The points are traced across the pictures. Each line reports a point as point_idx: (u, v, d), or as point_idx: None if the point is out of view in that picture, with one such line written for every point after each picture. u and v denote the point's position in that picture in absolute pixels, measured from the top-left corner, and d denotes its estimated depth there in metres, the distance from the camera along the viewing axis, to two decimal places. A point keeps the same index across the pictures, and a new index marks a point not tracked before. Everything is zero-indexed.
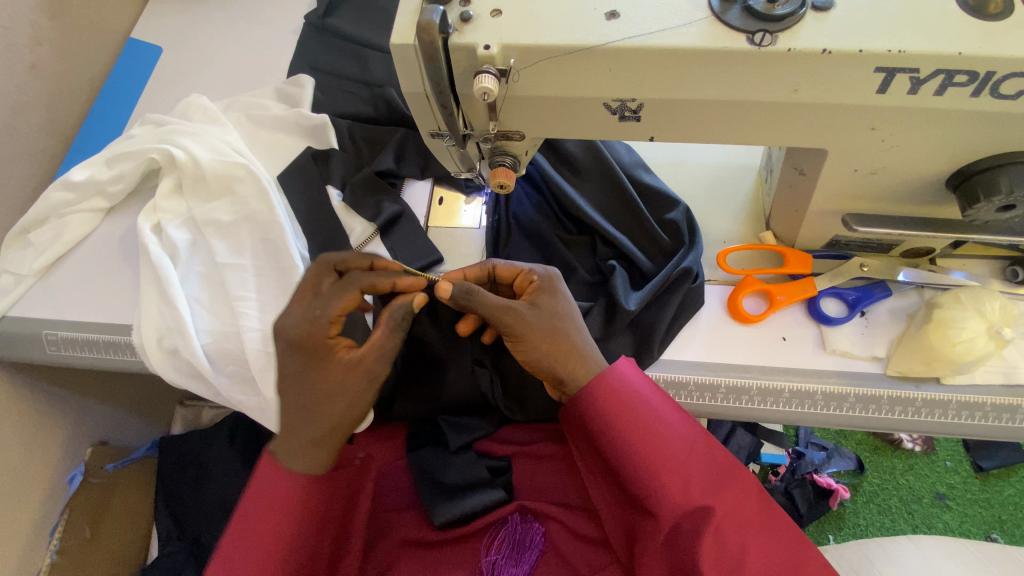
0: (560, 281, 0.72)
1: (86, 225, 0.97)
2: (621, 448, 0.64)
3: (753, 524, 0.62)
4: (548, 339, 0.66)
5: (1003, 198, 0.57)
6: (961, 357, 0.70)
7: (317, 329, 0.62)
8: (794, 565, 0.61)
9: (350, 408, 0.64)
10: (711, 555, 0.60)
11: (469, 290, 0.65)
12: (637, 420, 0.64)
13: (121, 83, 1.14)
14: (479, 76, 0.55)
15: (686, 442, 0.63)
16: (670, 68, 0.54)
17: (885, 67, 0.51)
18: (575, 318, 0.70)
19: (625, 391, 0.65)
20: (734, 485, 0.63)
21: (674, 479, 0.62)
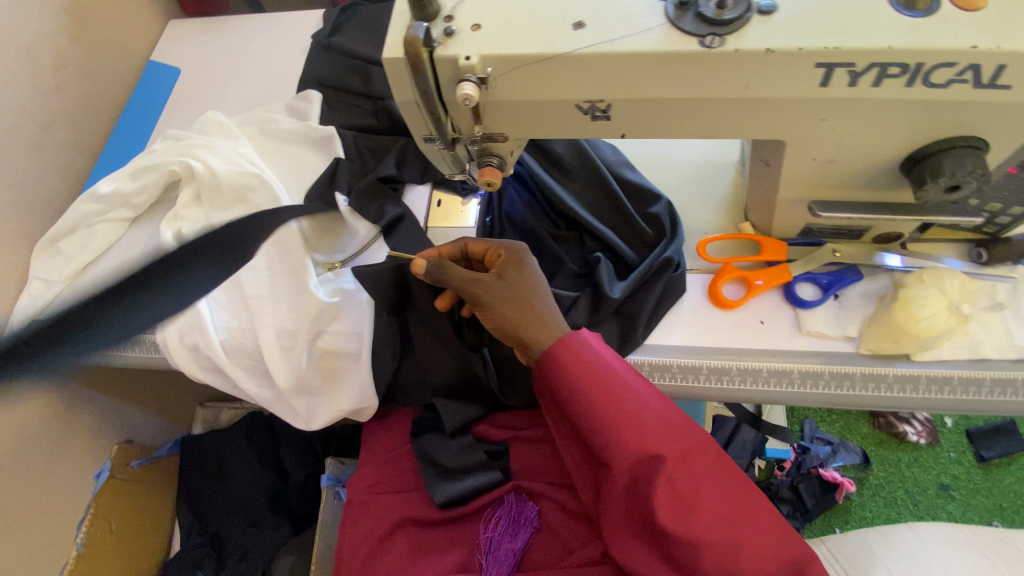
0: (527, 253, 0.78)
1: (112, 234, 1.05)
2: (581, 405, 0.70)
3: (707, 474, 0.66)
4: (513, 306, 0.73)
5: (948, 179, 0.62)
6: (925, 332, 0.74)
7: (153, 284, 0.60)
8: (746, 512, 0.65)
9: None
10: (666, 501, 0.64)
11: (439, 265, 0.73)
12: (596, 379, 0.69)
13: (144, 103, 1.24)
14: (461, 84, 0.62)
15: (642, 399, 0.68)
16: (630, 70, 0.60)
17: (823, 63, 0.56)
18: (541, 287, 0.76)
19: (585, 354, 0.71)
20: (688, 438, 0.67)
21: (630, 430, 0.67)
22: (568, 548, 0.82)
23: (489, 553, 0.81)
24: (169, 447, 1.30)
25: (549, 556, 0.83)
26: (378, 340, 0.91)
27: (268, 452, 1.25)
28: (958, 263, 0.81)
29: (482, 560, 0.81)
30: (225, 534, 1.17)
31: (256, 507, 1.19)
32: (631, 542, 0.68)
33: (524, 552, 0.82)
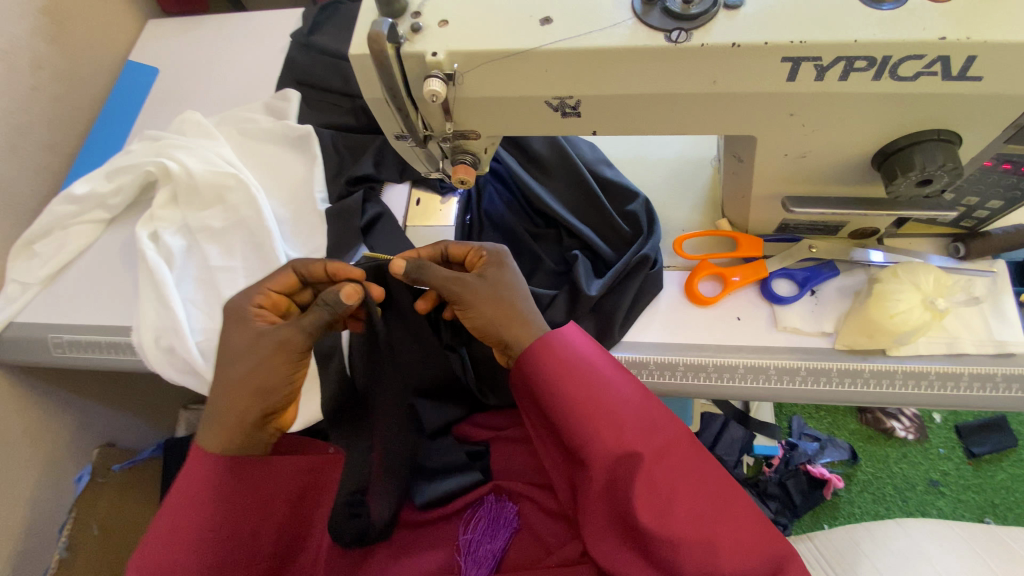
0: (508, 256, 0.78)
1: (88, 236, 1.04)
2: (560, 403, 0.68)
3: (686, 471, 0.66)
4: (494, 305, 0.73)
5: (918, 173, 0.62)
6: (899, 327, 0.74)
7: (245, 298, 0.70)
8: (723, 508, 0.65)
9: (255, 374, 0.65)
10: (645, 499, 0.63)
11: (421, 264, 0.73)
12: (574, 376, 0.69)
13: (121, 103, 1.22)
14: (427, 80, 0.61)
15: (621, 396, 0.68)
16: (599, 66, 0.60)
17: (791, 57, 0.56)
18: (522, 288, 0.76)
19: (563, 351, 0.70)
20: (667, 435, 0.67)
21: (608, 428, 0.66)
22: (547, 548, 0.82)
23: (467, 555, 0.81)
24: (151, 451, 1.26)
25: (528, 556, 0.83)
26: (356, 339, 0.91)
27: None
28: (938, 261, 0.81)
29: (461, 561, 0.81)
30: None
31: None
32: (609, 541, 0.68)
33: (503, 553, 0.83)
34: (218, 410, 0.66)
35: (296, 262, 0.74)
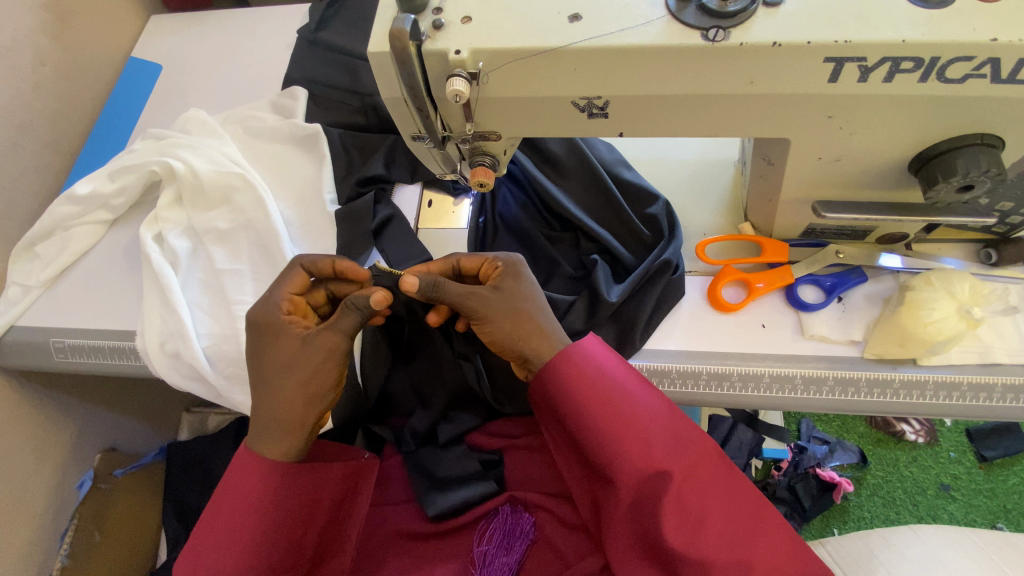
0: (524, 266, 0.76)
1: (90, 237, 1.01)
2: (585, 419, 0.68)
3: (715, 488, 0.65)
4: (511, 319, 0.71)
5: (961, 178, 0.59)
6: (933, 337, 0.72)
7: (271, 307, 0.70)
8: (753, 523, 0.64)
9: (311, 378, 0.68)
10: (674, 519, 0.63)
11: (435, 281, 0.70)
12: (600, 392, 0.68)
13: (124, 100, 1.19)
14: (451, 79, 0.59)
15: (648, 412, 0.67)
16: (632, 66, 0.57)
17: (833, 58, 0.54)
18: (539, 299, 0.74)
19: (588, 366, 0.69)
20: (694, 450, 0.66)
21: (635, 446, 0.65)
22: (566, 562, 0.79)
23: (482, 568, 0.77)
24: (156, 454, 1.24)
25: (546, 570, 0.80)
26: (366, 347, 0.88)
27: None
28: (954, 262, 0.80)
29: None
30: None
31: None
32: (634, 557, 0.68)
33: (518, 567, 0.79)
34: (274, 418, 0.68)
35: (303, 259, 0.74)
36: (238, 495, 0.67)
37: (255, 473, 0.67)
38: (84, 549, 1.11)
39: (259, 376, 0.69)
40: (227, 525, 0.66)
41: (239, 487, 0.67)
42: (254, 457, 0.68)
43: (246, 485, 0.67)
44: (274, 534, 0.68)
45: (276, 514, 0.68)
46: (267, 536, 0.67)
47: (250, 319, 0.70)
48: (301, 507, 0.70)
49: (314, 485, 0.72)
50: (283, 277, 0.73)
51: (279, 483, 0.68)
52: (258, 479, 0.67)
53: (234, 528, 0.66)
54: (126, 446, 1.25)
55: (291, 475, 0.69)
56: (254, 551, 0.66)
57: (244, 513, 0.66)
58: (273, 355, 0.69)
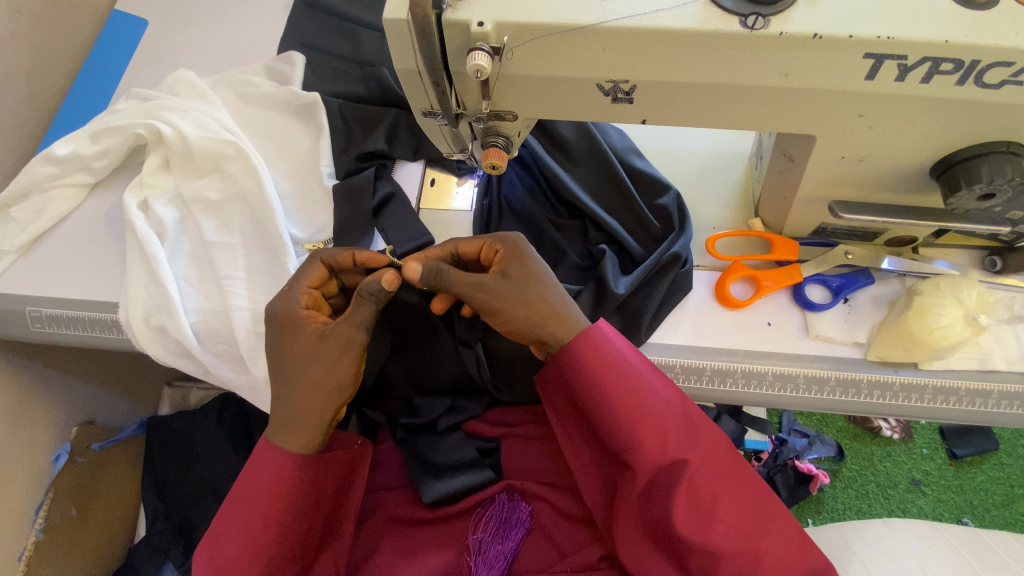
0: (525, 244, 0.73)
1: (69, 201, 0.96)
2: (599, 402, 0.67)
3: (726, 479, 0.65)
4: (522, 307, 0.69)
5: (984, 186, 0.59)
6: (938, 342, 0.72)
7: (291, 305, 0.69)
8: (761, 515, 0.65)
9: (330, 374, 0.67)
10: (685, 508, 0.63)
11: (438, 270, 0.68)
12: (617, 377, 0.67)
13: (106, 55, 1.12)
14: (472, 53, 0.55)
15: (663, 399, 0.67)
16: (665, 52, 0.54)
17: (873, 54, 0.52)
18: (549, 281, 0.72)
19: (606, 348, 0.68)
20: (707, 440, 0.66)
21: (650, 432, 0.65)
22: (563, 553, 0.79)
23: (476, 556, 0.76)
24: (134, 429, 1.20)
25: (540, 560, 0.79)
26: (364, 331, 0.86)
27: (241, 433, 1.13)
28: (943, 263, 0.80)
29: (470, 562, 0.77)
30: (193, 520, 1.08)
31: (225, 489, 1.09)
32: (639, 542, 0.68)
33: (514, 555, 0.78)
34: (296, 412, 0.67)
35: (322, 254, 0.73)
36: (252, 490, 0.67)
37: (268, 470, 0.67)
38: (59, 523, 1.07)
39: (281, 373, 0.68)
40: (241, 518, 0.66)
41: (252, 481, 0.67)
42: (269, 451, 0.67)
43: (259, 480, 0.67)
44: (284, 530, 0.67)
45: (288, 509, 0.66)
46: (278, 530, 0.66)
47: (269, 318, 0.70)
48: (309, 502, 0.69)
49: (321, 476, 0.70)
50: (304, 272, 0.72)
51: (291, 481, 0.67)
52: (270, 475, 0.67)
53: (244, 520, 0.66)
54: (104, 419, 1.20)
55: (302, 469, 0.68)
56: (270, 536, 0.66)
57: (255, 508, 0.66)
58: (294, 351, 0.68)
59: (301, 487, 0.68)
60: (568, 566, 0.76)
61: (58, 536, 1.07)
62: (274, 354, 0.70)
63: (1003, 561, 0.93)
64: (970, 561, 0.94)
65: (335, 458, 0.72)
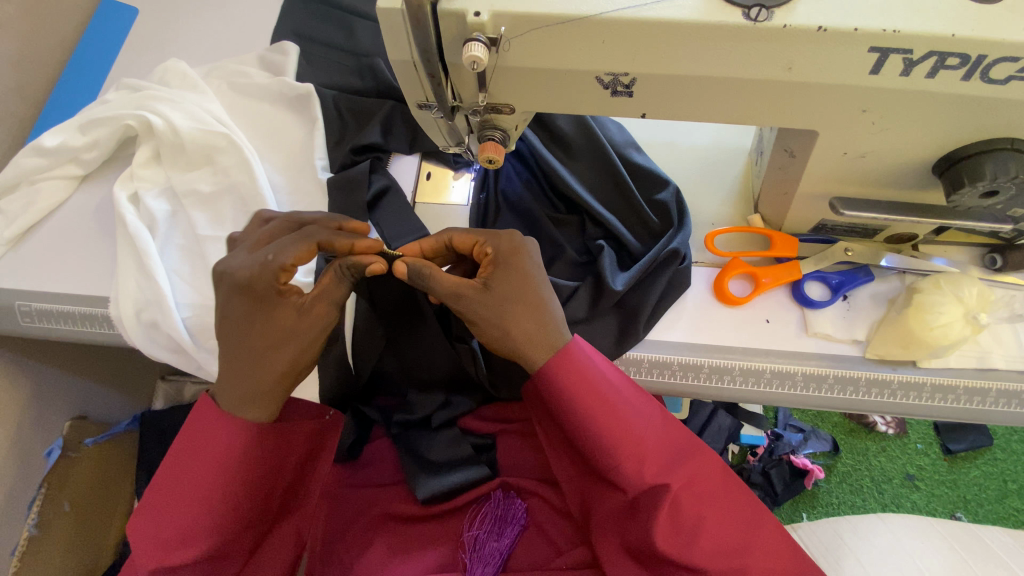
0: (519, 255, 0.69)
1: (59, 193, 0.94)
2: (581, 426, 0.66)
3: (711, 497, 0.65)
4: (497, 327, 0.67)
5: (987, 183, 0.58)
6: (938, 340, 0.72)
7: (269, 275, 0.61)
8: (748, 531, 0.65)
9: (298, 356, 0.64)
10: (668, 528, 0.63)
11: (424, 269, 0.67)
12: (600, 399, 0.66)
13: (95, 44, 1.10)
14: (469, 44, 0.53)
15: (644, 420, 0.66)
16: (666, 44, 0.53)
17: (879, 47, 0.51)
18: (535, 296, 0.68)
19: (586, 370, 0.67)
20: (691, 460, 0.66)
21: (632, 456, 0.64)
22: (558, 550, 0.78)
23: (471, 552, 0.75)
24: (128, 423, 1.19)
25: (536, 557, 0.79)
26: (360, 329, 0.86)
27: None
28: (941, 260, 0.80)
29: (465, 560, 0.76)
30: None
31: None
32: (622, 557, 0.69)
33: (510, 552, 0.77)
34: (251, 385, 0.63)
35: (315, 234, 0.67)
36: (201, 462, 0.63)
37: (218, 440, 0.63)
38: (51, 518, 1.05)
39: (242, 342, 0.62)
40: (190, 482, 0.63)
41: (201, 452, 0.63)
42: (218, 421, 0.63)
43: (209, 452, 0.63)
44: (238, 501, 0.64)
45: (243, 480, 0.64)
46: (231, 500, 0.64)
47: (236, 280, 0.61)
48: (267, 472, 0.67)
49: (281, 448, 0.68)
50: (289, 241, 0.64)
51: (247, 452, 0.64)
52: (221, 445, 0.63)
53: (192, 491, 0.63)
54: (97, 413, 1.19)
55: (261, 442, 0.65)
56: (222, 503, 0.63)
57: (206, 480, 0.63)
58: (264, 325, 0.62)
59: (258, 458, 0.65)
60: (562, 564, 0.76)
61: (51, 532, 1.05)
62: (232, 319, 0.62)
63: (996, 557, 0.93)
64: (963, 555, 0.94)
65: (296, 431, 0.70)
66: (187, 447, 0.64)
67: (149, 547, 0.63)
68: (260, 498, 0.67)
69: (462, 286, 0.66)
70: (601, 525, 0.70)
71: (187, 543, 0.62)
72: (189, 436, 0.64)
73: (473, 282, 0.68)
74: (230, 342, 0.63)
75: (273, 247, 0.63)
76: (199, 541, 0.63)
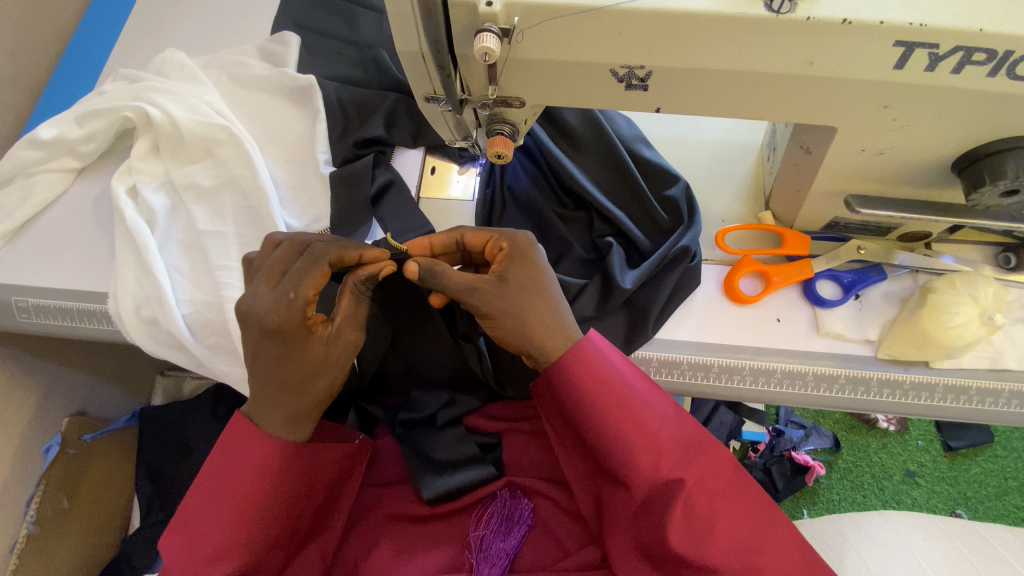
0: (532, 247, 0.69)
1: (55, 186, 0.92)
2: (594, 421, 0.65)
3: (725, 495, 0.64)
4: (516, 319, 0.66)
5: (1009, 182, 0.57)
6: (953, 341, 0.71)
7: (296, 313, 0.59)
8: (762, 530, 0.64)
9: (333, 381, 0.65)
10: (682, 526, 0.63)
11: (433, 268, 0.65)
12: (613, 395, 0.65)
13: (96, 37, 1.08)
14: (480, 35, 0.52)
15: (659, 415, 0.65)
16: (683, 36, 0.52)
17: (904, 41, 0.49)
18: (549, 289, 0.68)
19: (600, 364, 0.66)
20: (705, 456, 0.65)
21: (646, 452, 0.64)
22: (566, 551, 0.78)
23: (478, 552, 0.74)
24: (127, 419, 1.18)
25: (543, 557, 0.78)
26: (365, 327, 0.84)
27: None
28: (951, 257, 0.79)
29: (471, 560, 0.74)
30: None
31: None
32: (633, 555, 0.69)
33: (517, 551, 0.77)
34: (289, 408, 0.63)
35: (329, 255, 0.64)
36: (238, 476, 0.62)
37: (256, 455, 0.63)
38: (51, 516, 1.05)
39: (275, 378, 0.61)
40: (225, 499, 0.62)
41: (238, 466, 0.63)
42: (256, 436, 0.63)
43: (246, 466, 0.63)
44: (276, 516, 0.64)
45: (281, 495, 0.64)
46: (270, 516, 0.63)
47: (264, 323, 0.59)
48: (302, 488, 0.67)
49: (315, 465, 0.68)
50: (304, 271, 0.61)
51: (284, 468, 0.64)
52: (260, 460, 0.63)
53: (229, 507, 0.62)
54: (96, 410, 1.17)
55: (297, 459, 0.65)
56: (257, 521, 0.63)
57: (244, 495, 0.62)
58: (296, 363, 0.61)
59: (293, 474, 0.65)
60: (569, 565, 0.75)
61: (50, 530, 1.05)
62: (265, 359, 0.61)
63: (999, 555, 0.93)
64: (966, 553, 0.93)
65: (332, 449, 0.70)
66: (220, 463, 0.63)
67: (180, 562, 0.61)
68: (296, 514, 0.67)
69: (479, 279, 0.65)
70: (612, 522, 0.70)
71: (220, 558, 0.62)
72: (222, 452, 0.63)
73: (489, 276, 0.67)
74: (263, 379, 0.62)
75: (291, 282, 0.60)
76: (232, 557, 0.62)
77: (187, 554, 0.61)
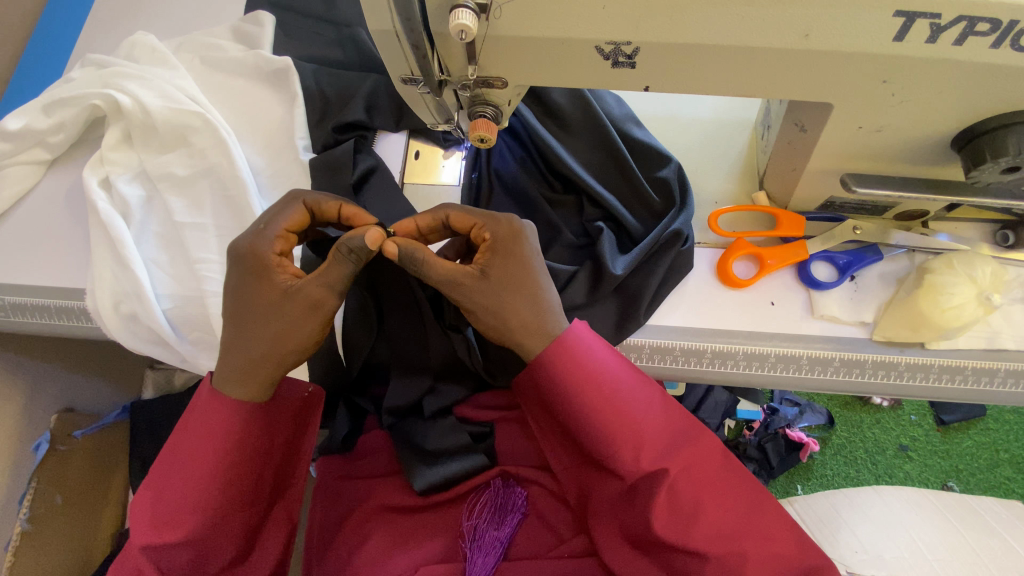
0: (519, 240, 0.65)
1: (27, 179, 0.89)
2: (577, 413, 0.64)
3: (711, 482, 0.63)
4: (495, 313, 0.64)
5: (1011, 159, 0.54)
6: (949, 323, 0.70)
7: (263, 244, 0.61)
8: (751, 515, 0.63)
9: (284, 335, 0.61)
10: (666, 513, 0.62)
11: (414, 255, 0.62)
12: (596, 387, 0.64)
13: (62, 20, 1.03)
14: (456, 11, 0.49)
15: (643, 407, 0.64)
16: (672, 6, 0.49)
17: (905, 12, 0.47)
18: (533, 283, 0.65)
19: (582, 357, 0.65)
20: (690, 446, 0.64)
21: (629, 445, 0.62)
22: (560, 538, 0.77)
23: (472, 541, 0.74)
24: (117, 414, 1.16)
25: (535, 544, 0.78)
26: (352, 315, 0.83)
27: None
28: (946, 236, 0.78)
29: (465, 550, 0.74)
30: None
31: None
32: (620, 541, 0.68)
33: (511, 540, 0.76)
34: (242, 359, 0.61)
35: (306, 195, 0.65)
36: (194, 441, 0.61)
37: (210, 417, 0.61)
38: (46, 512, 1.03)
39: (236, 313, 0.61)
40: (183, 459, 0.61)
41: (194, 430, 0.61)
42: (211, 398, 0.61)
43: (202, 427, 0.61)
44: (231, 478, 0.62)
45: (235, 457, 0.61)
46: (224, 480, 0.61)
47: (235, 249, 0.61)
48: (260, 451, 0.64)
49: (271, 425, 0.65)
50: (281, 208, 0.63)
51: (238, 428, 0.61)
52: (214, 423, 0.61)
53: (186, 470, 0.61)
54: (84, 406, 1.14)
55: (252, 419, 0.62)
56: (212, 483, 0.61)
57: (199, 455, 0.61)
58: (253, 299, 0.61)
59: (247, 435, 0.62)
60: (563, 552, 0.75)
61: (45, 526, 1.03)
62: (229, 291, 0.62)
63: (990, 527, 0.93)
64: (955, 523, 0.94)
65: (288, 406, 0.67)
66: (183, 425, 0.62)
67: (143, 527, 0.61)
68: (256, 478, 0.64)
69: (459, 273, 0.63)
70: (600, 511, 0.69)
71: (179, 523, 0.60)
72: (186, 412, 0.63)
73: (471, 267, 0.64)
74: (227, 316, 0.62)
75: (265, 217, 0.62)
76: (190, 521, 0.60)
77: (150, 519, 0.61)
